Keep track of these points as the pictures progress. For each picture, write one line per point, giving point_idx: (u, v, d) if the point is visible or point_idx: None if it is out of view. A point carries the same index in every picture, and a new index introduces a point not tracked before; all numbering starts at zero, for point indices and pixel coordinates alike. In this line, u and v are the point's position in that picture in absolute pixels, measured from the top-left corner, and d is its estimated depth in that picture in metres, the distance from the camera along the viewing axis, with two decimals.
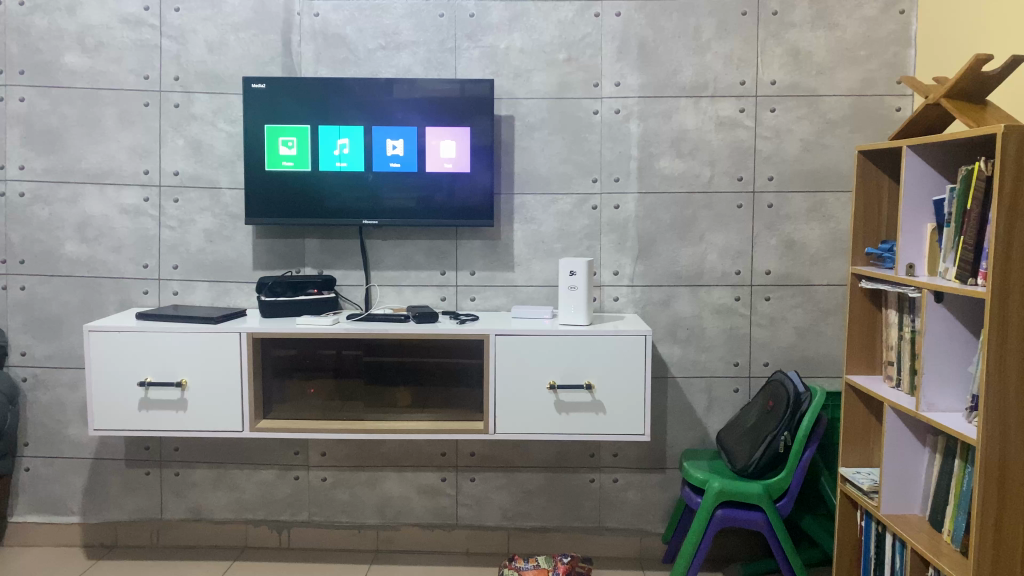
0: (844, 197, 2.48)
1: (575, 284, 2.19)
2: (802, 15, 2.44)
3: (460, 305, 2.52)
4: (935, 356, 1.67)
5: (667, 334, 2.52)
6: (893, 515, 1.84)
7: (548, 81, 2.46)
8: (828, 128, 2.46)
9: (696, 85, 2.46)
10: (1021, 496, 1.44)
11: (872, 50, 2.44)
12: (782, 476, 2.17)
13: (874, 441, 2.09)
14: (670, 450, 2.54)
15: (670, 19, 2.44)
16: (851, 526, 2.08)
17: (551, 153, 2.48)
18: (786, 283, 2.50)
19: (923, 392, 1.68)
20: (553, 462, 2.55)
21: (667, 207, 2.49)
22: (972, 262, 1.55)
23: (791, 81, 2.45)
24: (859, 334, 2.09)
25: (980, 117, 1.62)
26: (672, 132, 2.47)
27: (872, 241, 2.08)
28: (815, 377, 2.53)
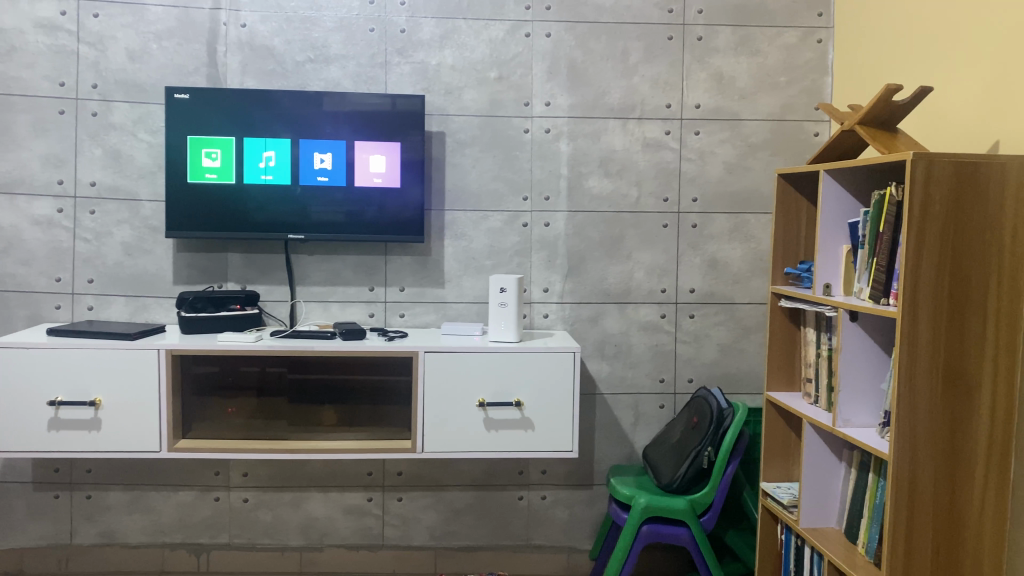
0: (764, 218, 2.56)
1: (506, 301, 2.20)
2: (726, 41, 2.51)
3: (389, 321, 2.50)
4: (851, 373, 1.73)
5: (595, 351, 2.55)
6: (812, 529, 1.89)
7: (479, 98, 2.47)
8: (749, 152, 2.54)
9: (624, 106, 2.51)
10: (931, 508, 1.50)
11: (791, 77, 2.53)
12: (705, 491, 2.21)
13: (793, 456, 2.15)
14: (598, 467, 2.56)
15: (599, 41, 2.49)
16: (772, 540, 2.13)
17: (481, 169, 2.49)
18: (710, 301, 2.56)
19: (839, 409, 1.74)
20: (481, 480, 2.54)
21: (596, 225, 2.52)
22: (884, 283, 1.62)
23: (714, 105, 2.52)
24: (779, 352, 2.14)
25: (892, 144, 1.69)
26: (601, 152, 2.51)
27: (791, 262, 2.14)
28: (738, 393, 2.59)
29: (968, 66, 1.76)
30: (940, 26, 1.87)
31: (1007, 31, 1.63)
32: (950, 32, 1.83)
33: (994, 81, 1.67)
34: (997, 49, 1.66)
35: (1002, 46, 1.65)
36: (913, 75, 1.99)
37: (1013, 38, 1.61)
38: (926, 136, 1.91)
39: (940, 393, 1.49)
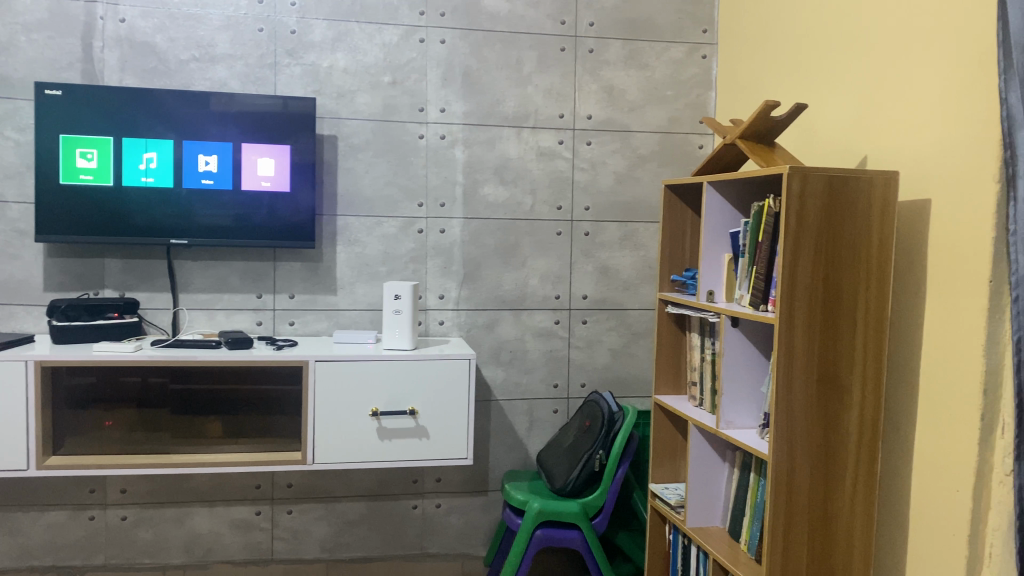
0: (653, 227, 2.63)
1: (400, 309, 2.17)
2: (616, 54, 2.57)
3: (278, 330, 2.43)
4: (733, 377, 1.80)
5: (490, 357, 2.56)
6: (698, 528, 1.95)
7: (371, 102, 2.44)
8: (639, 162, 2.61)
9: (517, 115, 2.53)
10: (806, 505, 1.57)
11: (677, 90, 2.62)
12: (596, 494, 2.25)
13: (680, 457, 2.21)
14: (492, 473, 2.57)
15: (493, 50, 2.50)
16: (660, 539, 2.19)
17: (374, 175, 2.46)
18: (602, 307, 2.61)
19: (722, 410, 1.80)
20: (374, 489, 2.50)
21: (491, 232, 2.53)
22: (763, 290, 1.69)
23: (605, 116, 2.58)
24: (666, 357, 2.21)
25: (770, 157, 1.77)
26: (496, 159, 2.53)
27: (678, 269, 2.21)
28: (628, 397, 2.66)
29: (839, 83, 1.86)
30: (815, 44, 1.97)
31: (873, 51, 1.73)
32: (824, 50, 1.93)
33: (861, 98, 1.78)
34: (864, 68, 1.76)
35: (869, 65, 1.75)
36: (790, 91, 2.10)
37: (879, 58, 1.71)
38: (802, 149, 2.02)
39: (815, 397, 1.57)
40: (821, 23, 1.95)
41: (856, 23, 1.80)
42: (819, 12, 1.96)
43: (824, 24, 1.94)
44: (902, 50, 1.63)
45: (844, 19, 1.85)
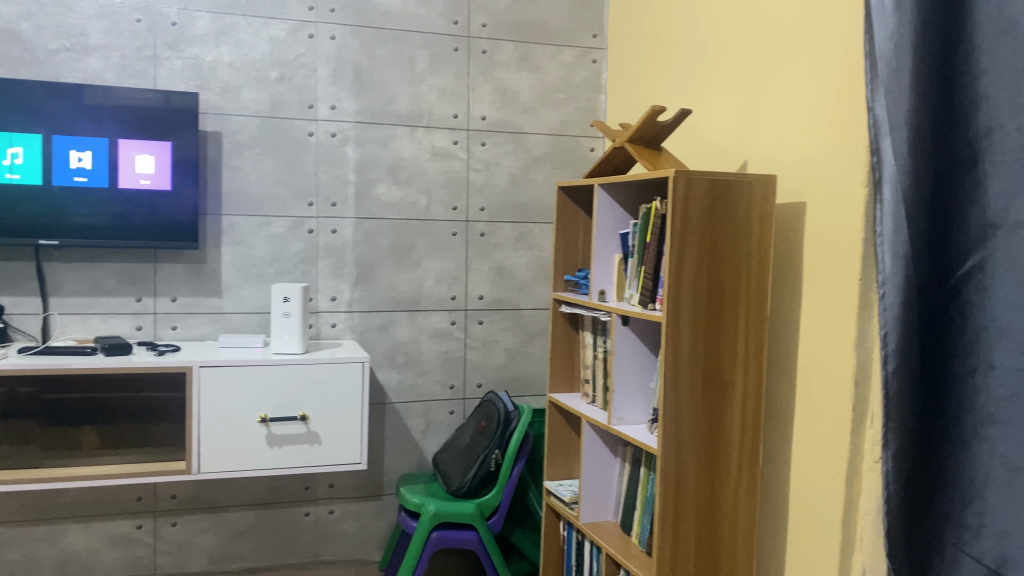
0: (547, 228, 2.67)
1: (289, 311, 2.12)
2: (509, 55, 2.59)
3: (159, 334, 2.32)
4: (624, 374, 1.84)
5: (384, 360, 2.52)
6: (591, 523, 1.98)
7: (259, 98, 2.37)
8: (533, 164, 2.63)
9: (410, 114, 2.51)
10: (692, 499, 1.62)
11: (569, 94, 2.66)
12: (492, 494, 2.26)
13: (574, 454, 2.25)
14: (387, 477, 2.54)
15: (385, 48, 2.47)
16: (555, 536, 2.22)
17: (262, 173, 2.39)
18: (497, 308, 2.62)
19: (614, 407, 1.84)
20: (264, 498, 2.43)
21: (384, 232, 2.50)
22: (652, 289, 1.73)
23: (499, 117, 2.59)
24: (559, 355, 2.23)
25: (657, 161, 1.82)
26: (389, 159, 2.50)
27: (571, 269, 2.24)
28: (523, 396, 2.68)
29: (722, 88, 1.93)
30: (700, 50, 2.04)
31: (753, 58, 1.80)
32: (708, 56, 2.00)
33: (741, 103, 1.85)
34: (744, 75, 1.83)
35: (749, 72, 1.82)
36: (676, 94, 2.16)
37: (758, 65, 1.78)
38: (688, 151, 2.08)
39: (700, 393, 1.62)
40: (705, 29, 2.01)
41: (737, 30, 1.87)
42: (703, 17, 2.03)
43: (707, 30, 2.00)
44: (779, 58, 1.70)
45: (726, 26, 1.91)
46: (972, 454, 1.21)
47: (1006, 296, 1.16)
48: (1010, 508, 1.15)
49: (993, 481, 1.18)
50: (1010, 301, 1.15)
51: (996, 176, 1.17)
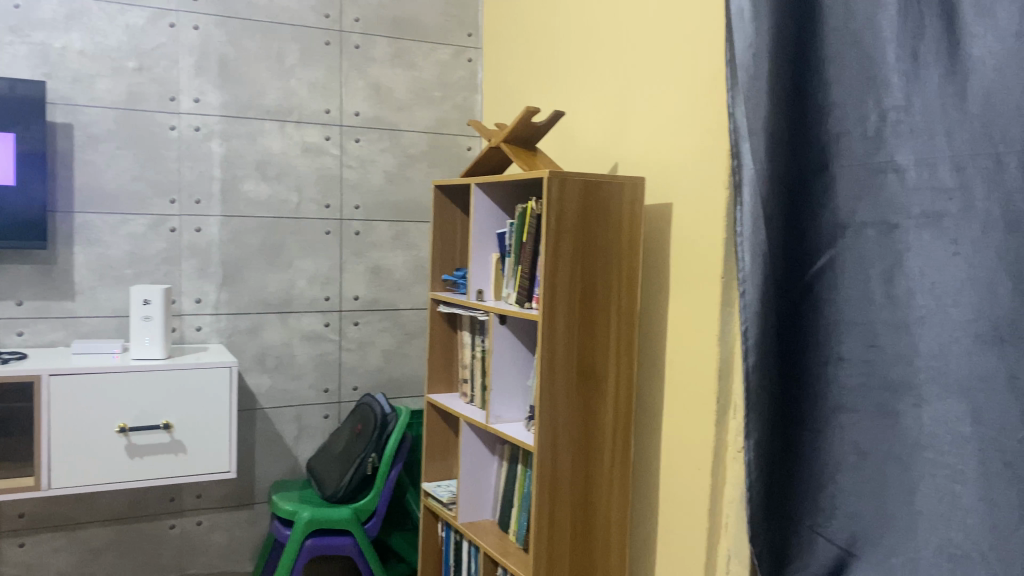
0: (423, 227, 2.65)
1: (150, 315, 2.01)
2: (382, 52, 2.55)
3: (3, 341, 2.15)
4: (501, 373, 1.84)
5: (254, 364, 2.43)
6: (469, 523, 1.98)
7: (114, 89, 2.23)
8: (408, 162, 2.61)
9: (280, 109, 2.43)
10: (568, 494, 1.65)
11: (445, 92, 2.65)
12: (369, 498, 2.22)
13: (452, 455, 2.24)
14: (258, 485, 2.45)
15: (252, 40, 2.39)
16: (433, 537, 2.20)
17: (118, 168, 2.25)
18: (374, 308, 2.58)
19: (492, 406, 1.84)
20: (124, 512, 2.29)
21: (253, 231, 2.42)
22: (528, 288, 1.75)
23: (373, 114, 2.55)
24: (437, 356, 2.22)
25: (533, 161, 1.83)
26: (257, 154, 2.41)
27: (448, 268, 2.23)
28: (401, 398, 2.64)
29: (593, 88, 1.97)
30: (571, 49, 2.07)
31: (622, 60, 1.85)
32: (579, 56, 2.03)
33: (611, 104, 1.89)
34: (614, 76, 1.88)
35: (618, 73, 1.86)
36: (549, 93, 2.19)
37: (626, 67, 1.83)
38: (561, 149, 2.12)
39: (575, 389, 1.65)
40: (576, 28, 2.04)
41: (607, 32, 1.91)
42: (574, 18, 2.06)
43: (578, 30, 2.04)
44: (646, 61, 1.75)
45: (595, 28, 1.95)
46: (826, 442, 1.29)
47: (854, 293, 1.24)
48: (859, 489, 1.24)
49: (843, 465, 1.26)
50: (857, 298, 1.23)
51: (844, 180, 1.25)
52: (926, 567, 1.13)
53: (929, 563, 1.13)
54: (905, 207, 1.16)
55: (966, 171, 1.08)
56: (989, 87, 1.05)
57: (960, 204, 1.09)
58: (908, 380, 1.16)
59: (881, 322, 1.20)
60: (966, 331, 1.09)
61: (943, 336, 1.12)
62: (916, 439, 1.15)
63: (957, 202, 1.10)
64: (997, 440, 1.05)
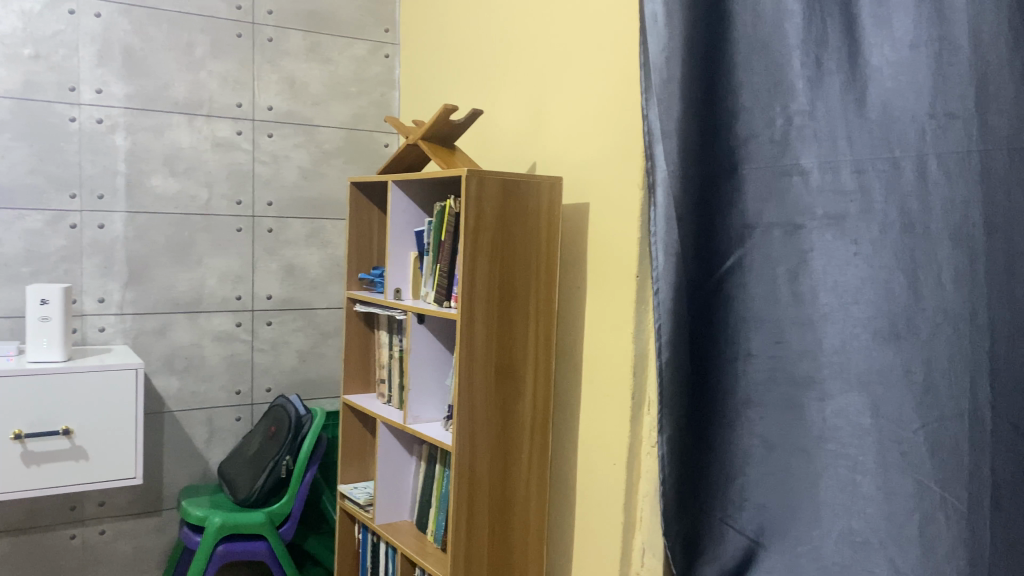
0: (339, 225, 2.61)
1: (48, 315, 1.91)
2: (296, 45, 2.50)
3: None
4: (419, 372, 1.83)
5: (162, 365, 2.35)
6: (386, 524, 1.96)
7: (9, 78, 2.12)
8: (324, 158, 2.56)
9: (188, 102, 2.36)
10: (486, 492, 1.65)
11: (361, 88, 2.61)
12: (283, 502, 2.17)
13: (369, 456, 2.21)
14: (166, 491, 2.36)
15: (159, 30, 2.30)
16: (349, 540, 2.17)
17: (13, 161, 2.14)
18: (287, 308, 2.53)
19: (409, 406, 1.83)
20: (21, 522, 2.18)
21: (160, 228, 2.33)
22: (447, 287, 1.74)
23: (287, 108, 2.49)
24: (354, 355, 2.19)
25: (451, 160, 1.83)
26: (164, 149, 2.33)
27: (365, 267, 2.21)
28: (316, 399, 2.60)
29: (510, 86, 1.97)
30: (489, 48, 2.07)
31: (539, 60, 1.86)
32: (496, 55, 2.03)
33: (528, 104, 1.90)
34: (531, 77, 1.89)
35: (535, 73, 1.87)
36: (467, 92, 2.18)
37: (544, 68, 1.84)
38: (479, 147, 2.12)
39: (493, 388, 1.65)
40: (494, 26, 2.04)
41: (525, 33, 1.91)
42: (492, 16, 2.06)
43: (496, 28, 2.04)
44: (563, 62, 1.77)
45: (513, 27, 1.96)
46: (735, 436, 1.33)
47: (761, 291, 1.28)
48: (766, 481, 1.28)
49: (752, 458, 1.31)
50: (765, 296, 1.28)
51: (752, 182, 1.29)
52: (829, 555, 1.18)
53: (832, 550, 1.18)
54: (809, 208, 1.21)
55: (865, 174, 1.14)
56: (887, 95, 1.11)
57: (860, 206, 1.14)
58: (812, 375, 1.21)
59: (787, 319, 1.25)
60: (866, 327, 1.14)
61: (845, 333, 1.17)
62: (820, 432, 1.20)
63: (857, 204, 1.15)
64: (895, 431, 1.11)
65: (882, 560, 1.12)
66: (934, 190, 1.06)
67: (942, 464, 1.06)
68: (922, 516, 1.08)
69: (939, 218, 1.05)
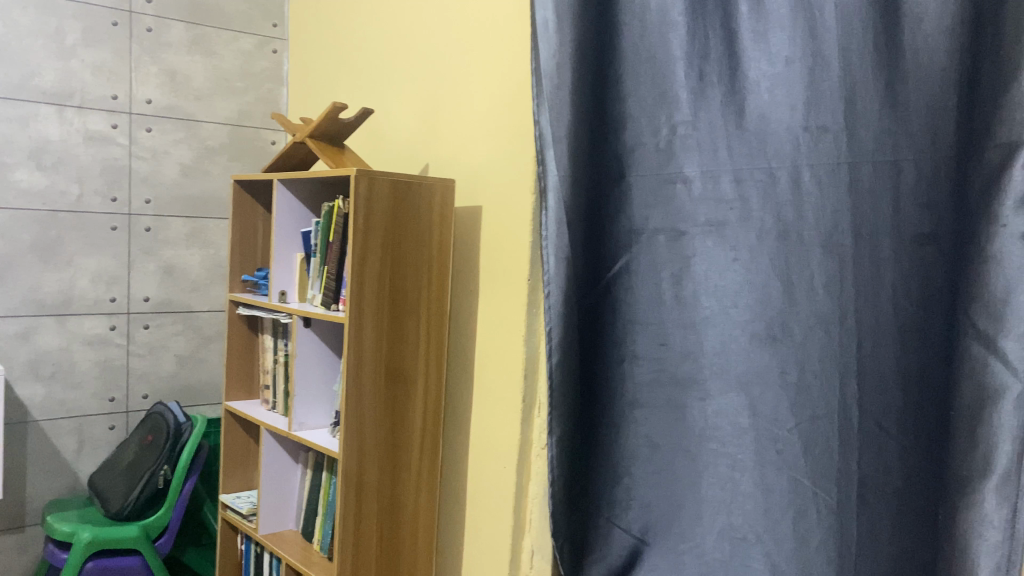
0: (222, 224, 2.53)
1: None
2: (178, 37, 2.40)
3: None
4: (305, 377, 1.78)
5: (26, 372, 2.20)
6: (270, 534, 1.90)
7: None
8: (207, 154, 2.48)
9: (58, 92, 2.22)
10: (374, 496, 1.62)
11: (248, 83, 2.53)
12: (160, 514, 2.07)
13: (253, 463, 2.14)
14: (30, 506, 2.21)
15: (25, 14, 2.16)
16: (231, 551, 2.09)
17: None
18: (166, 310, 2.42)
19: (294, 412, 1.77)
20: None
21: (24, 226, 2.19)
22: (335, 289, 1.71)
23: (167, 102, 2.39)
24: (237, 359, 2.11)
25: (340, 159, 1.79)
26: (30, 141, 2.19)
27: (249, 269, 2.14)
28: (198, 405, 2.49)
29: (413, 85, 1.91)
30: (393, 42, 1.99)
31: (443, 61, 1.80)
32: (401, 51, 1.96)
33: (430, 106, 1.85)
34: (433, 78, 1.83)
35: (438, 76, 1.82)
36: (368, 85, 2.10)
37: (446, 70, 1.79)
38: (377, 145, 2.06)
39: (382, 392, 1.63)
40: (400, 22, 1.96)
41: (430, 31, 1.84)
42: (398, 9, 1.97)
43: (402, 23, 1.95)
44: (466, 67, 1.72)
45: (419, 23, 1.88)
46: (622, 436, 1.34)
47: (646, 294, 1.30)
48: (653, 480, 1.30)
49: (637, 457, 1.33)
50: (650, 298, 1.29)
51: (639, 188, 1.30)
52: (710, 551, 1.22)
53: (712, 546, 1.22)
54: (690, 215, 1.24)
55: (744, 183, 1.18)
56: (763, 108, 1.16)
57: (739, 214, 1.19)
58: (693, 376, 1.25)
59: (671, 321, 1.27)
60: (744, 330, 1.18)
61: (724, 335, 1.21)
62: (701, 431, 1.24)
63: (736, 212, 1.19)
64: (771, 430, 1.16)
65: (758, 554, 1.17)
66: (808, 200, 1.12)
67: (814, 461, 1.13)
68: (796, 510, 1.14)
69: (812, 227, 1.12)
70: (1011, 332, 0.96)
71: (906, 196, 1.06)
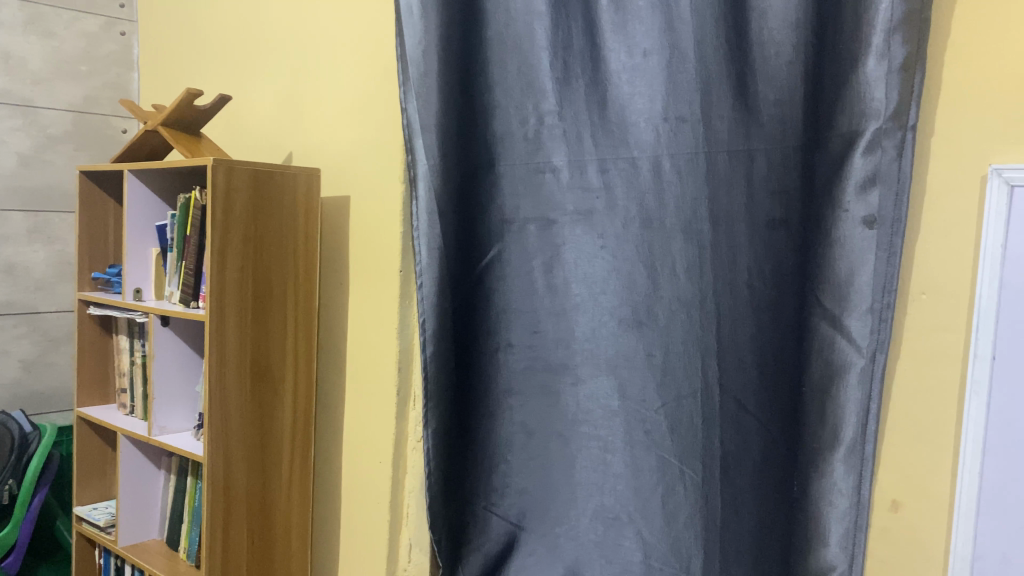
0: (69, 219, 2.37)
1: None
2: (11, 15, 2.20)
3: None
4: (166, 379, 1.69)
5: None
6: (131, 546, 1.79)
7: None
8: (48, 144, 2.31)
9: None
10: (243, 500, 1.56)
11: (93, 67, 2.38)
12: (6, 532, 1.91)
13: (111, 472, 2.02)
14: None
15: None
16: (89, 566, 1.97)
17: None
18: (7, 311, 2.23)
19: (155, 416, 1.68)
20: None
21: None
22: (194, 286, 1.62)
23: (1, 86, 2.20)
24: (89, 363, 1.98)
25: (197, 149, 1.70)
26: None
27: (100, 266, 2.01)
28: (46, 413, 2.32)
29: (293, 70, 1.78)
30: (270, 26, 1.85)
31: (329, 51, 1.68)
32: (283, 36, 1.81)
33: (309, 97, 1.74)
34: (311, 70, 1.73)
35: (305, 64, 1.75)
36: (244, 65, 1.94)
37: (329, 65, 1.68)
38: (250, 127, 1.93)
39: (249, 391, 1.57)
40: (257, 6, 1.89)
41: (312, 19, 1.72)
42: None
43: (266, 7, 1.86)
44: (337, 57, 1.66)
45: (304, 8, 1.75)
46: (496, 425, 1.34)
47: (518, 285, 1.31)
48: (529, 466, 1.32)
49: (512, 445, 1.33)
50: (521, 288, 1.31)
51: (507, 178, 1.30)
52: (585, 532, 1.26)
53: (587, 528, 1.25)
54: (559, 204, 1.26)
55: (608, 173, 1.21)
56: (624, 101, 1.20)
57: (605, 203, 1.22)
58: (566, 362, 1.27)
59: (543, 309, 1.29)
60: (613, 316, 1.22)
61: (594, 321, 1.24)
62: (574, 415, 1.26)
63: (602, 201, 1.22)
64: (639, 411, 1.20)
65: (631, 533, 1.21)
66: (668, 188, 1.16)
67: (679, 440, 1.17)
68: (664, 488, 1.18)
69: (672, 215, 1.16)
70: (854, 311, 1.03)
71: (759, 185, 1.11)
